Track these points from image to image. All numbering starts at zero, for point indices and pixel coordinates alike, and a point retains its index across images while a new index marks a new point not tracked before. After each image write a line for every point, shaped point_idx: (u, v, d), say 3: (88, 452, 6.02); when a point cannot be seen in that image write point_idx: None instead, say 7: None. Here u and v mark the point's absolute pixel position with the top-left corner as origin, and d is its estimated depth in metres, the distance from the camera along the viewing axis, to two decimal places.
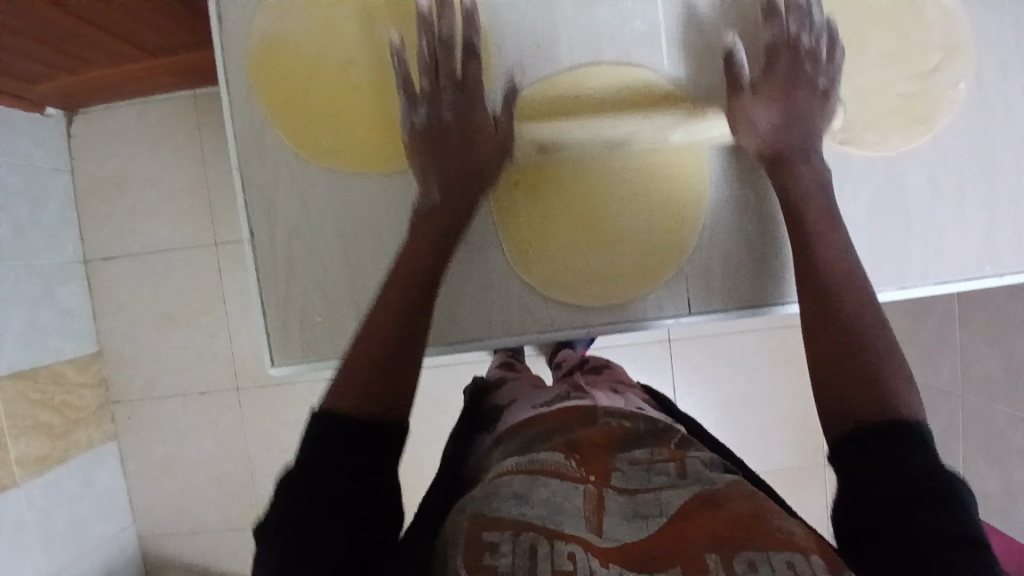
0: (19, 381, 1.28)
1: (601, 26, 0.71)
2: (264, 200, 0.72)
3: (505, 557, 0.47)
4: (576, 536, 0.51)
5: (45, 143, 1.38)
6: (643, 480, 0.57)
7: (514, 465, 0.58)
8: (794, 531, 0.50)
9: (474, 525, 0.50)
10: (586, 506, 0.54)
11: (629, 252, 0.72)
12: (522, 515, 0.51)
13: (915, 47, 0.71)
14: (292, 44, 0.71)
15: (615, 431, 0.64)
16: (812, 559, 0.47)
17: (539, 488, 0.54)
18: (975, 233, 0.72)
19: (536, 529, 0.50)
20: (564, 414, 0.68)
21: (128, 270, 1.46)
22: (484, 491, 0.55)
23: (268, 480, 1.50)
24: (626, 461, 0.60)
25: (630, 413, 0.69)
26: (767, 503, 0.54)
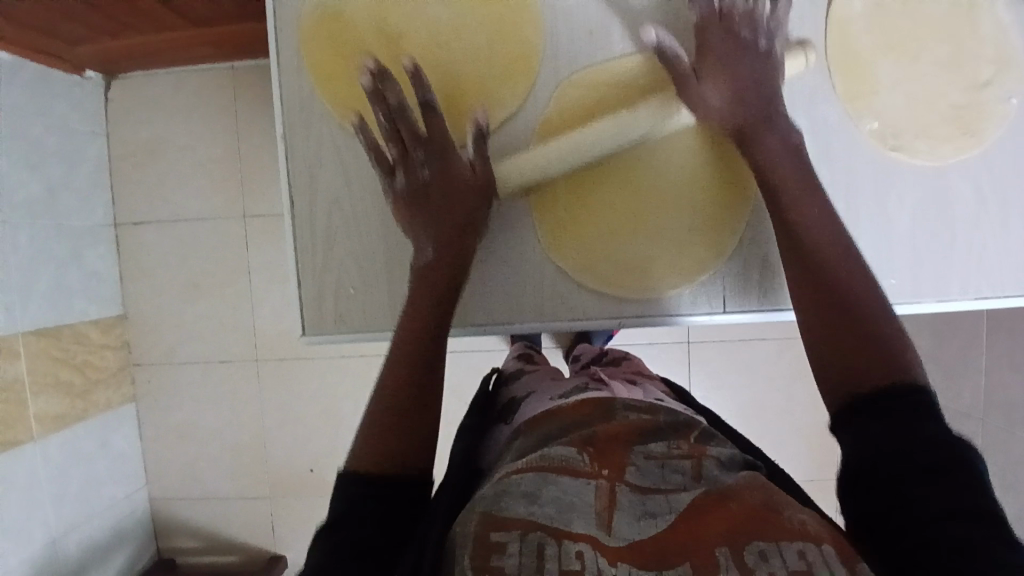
0: (43, 338, 1.30)
1: (656, 14, 0.69)
2: (305, 170, 0.72)
3: (513, 557, 0.46)
4: (587, 535, 0.49)
5: (82, 107, 1.39)
6: (657, 479, 0.57)
7: (524, 463, 0.57)
8: (805, 521, 0.49)
9: (482, 523, 0.49)
10: (598, 504, 0.53)
11: (669, 246, 0.71)
12: (531, 515, 0.50)
13: (971, 57, 0.70)
14: (343, 14, 0.71)
15: (635, 424, 0.63)
16: (824, 546, 0.46)
17: (549, 487, 0.53)
18: (1018, 248, 0.70)
19: (544, 528, 0.49)
20: (582, 406, 0.67)
21: (155, 237, 1.47)
22: (494, 489, 0.53)
23: (280, 453, 1.51)
24: (641, 456, 0.59)
25: (651, 406, 0.69)
26: (778, 496, 0.53)
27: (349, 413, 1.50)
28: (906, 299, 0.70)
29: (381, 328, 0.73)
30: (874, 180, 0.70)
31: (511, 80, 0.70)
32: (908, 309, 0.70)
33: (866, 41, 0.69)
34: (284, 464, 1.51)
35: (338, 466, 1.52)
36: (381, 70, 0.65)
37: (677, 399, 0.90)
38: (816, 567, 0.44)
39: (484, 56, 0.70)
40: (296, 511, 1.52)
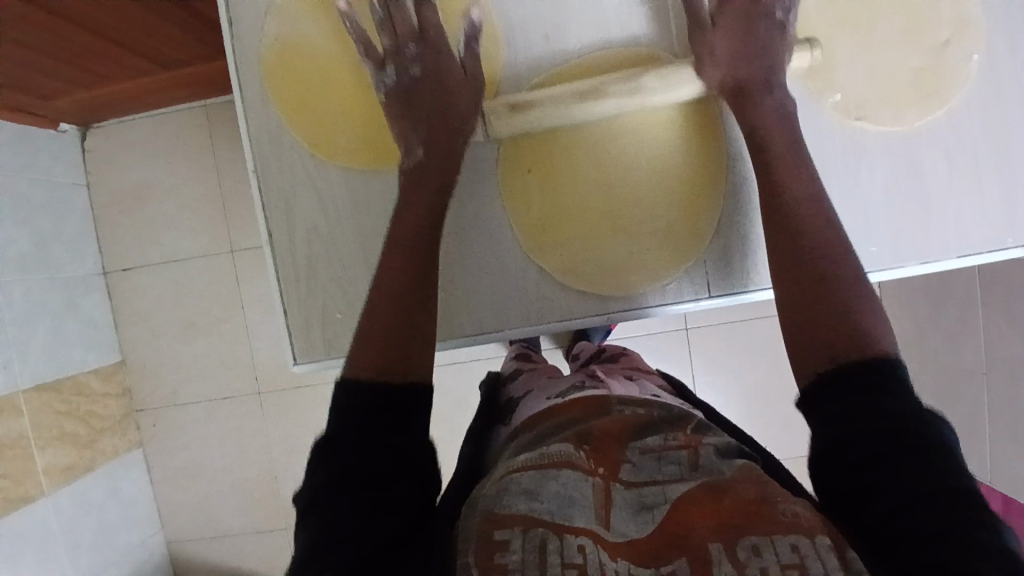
0: (44, 392, 1.30)
1: (608, 15, 0.72)
2: (282, 202, 0.73)
3: (516, 553, 0.47)
4: (586, 530, 0.50)
5: (63, 159, 1.40)
6: (653, 471, 0.57)
7: (523, 459, 0.57)
8: (798, 512, 0.50)
9: (483, 523, 0.50)
10: (595, 501, 0.53)
11: (641, 219, 0.72)
12: (531, 511, 0.51)
13: (931, 20, 0.70)
14: (303, 46, 0.72)
15: (631, 420, 0.64)
16: (817, 539, 0.47)
17: (549, 483, 0.53)
18: (996, 202, 0.71)
19: (546, 525, 0.50)
20: (579, 403, 0.68)
21: (146, 281, 1.48)
22: (494, 487, 0.54)
23: (291, 484, 1.51)
24: (636, 451, 0.60)
25: (645, 401, 0.69)
26: (772, 486, 0.54)
27: None
28: (888, 266, 0.71)
29: None
30: (841, 153, 0.71)
31: None
32: (891, 274, 0.71)
33: (821, 17, 0.70)
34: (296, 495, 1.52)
35: None
36: None
37: (674, 394, 0.90)
38: (809, 561, 0.45)
39: None
40: None
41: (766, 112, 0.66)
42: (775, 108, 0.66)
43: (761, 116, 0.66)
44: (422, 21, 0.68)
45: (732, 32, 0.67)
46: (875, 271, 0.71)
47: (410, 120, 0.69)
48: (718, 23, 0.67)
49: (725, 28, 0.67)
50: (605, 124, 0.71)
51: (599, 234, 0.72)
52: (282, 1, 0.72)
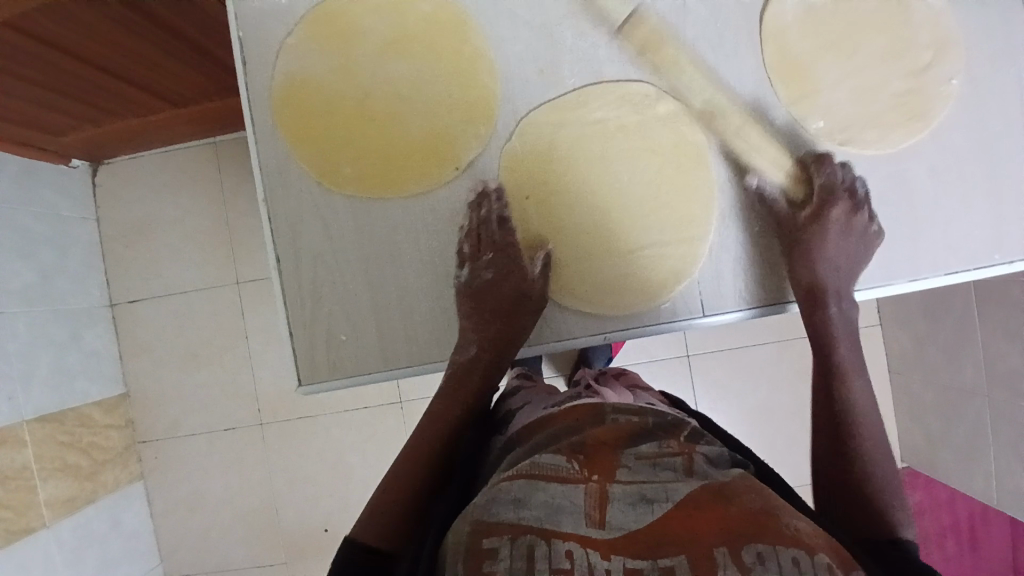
0: (47, 424, 1.31)
1: (600, 48, 0.74)
2: (287, 228, 0.76)
3: (504, 561, 0.51)
4: (574, 534, 0.53)
5: (72, 194, 1.44)
6: (649, 475, 0.60)
7: (516, 469, 0.60)
8: (801, 528, 0.53)
9: (474, 530, 0.54)
10: (587, 504, 0.56)
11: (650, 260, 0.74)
12: (520, 519, 0.54)
13: (905, 47, 0.74)
14: (311, 81, 0.76)
15: (624, 427, 0.66)
16: (816, 556, 0.50)
17: (538, 492, 0.56)
18: (979, 220, 0.73)
19: (534, 531, 0.53)
20: (574, 410, 0.71)
21: (151, 313, 1.51)
22: (485, 495, 0.58)
23: (293, 516, 1.51)
24: (632, 456, 0.62)
25: (639, 409, 0.72)
26: (774, 497, 0.57)
27: (358, 467, 1.50)
28: (877, 284, 0.73)
29: (374, 370, 0.75)
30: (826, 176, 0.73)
31: (472, 122, 0.75)
32: (880, 291, 0.73)
33: (804, 47, 0.74)
34: (297, 527, 1.51)
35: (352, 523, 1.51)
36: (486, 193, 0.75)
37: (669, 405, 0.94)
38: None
39: (445, 104, 0.75)
40: (314, 572, 1.51)
41: (833, 321, 0.68)
42: (841, 320, 0.68)
43: (830, 304, 0.69)
44: (506, 236, 0.74)
45: (824, 236, 0.70)
46: (864, 289, 0.73)
47: (481, 310, 0.71)
48: (815, 225, 0.71)
49: (820, 228, 0.71)
50: (600, 153, 0.74)
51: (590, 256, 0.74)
52: (292, 40, 0.76)
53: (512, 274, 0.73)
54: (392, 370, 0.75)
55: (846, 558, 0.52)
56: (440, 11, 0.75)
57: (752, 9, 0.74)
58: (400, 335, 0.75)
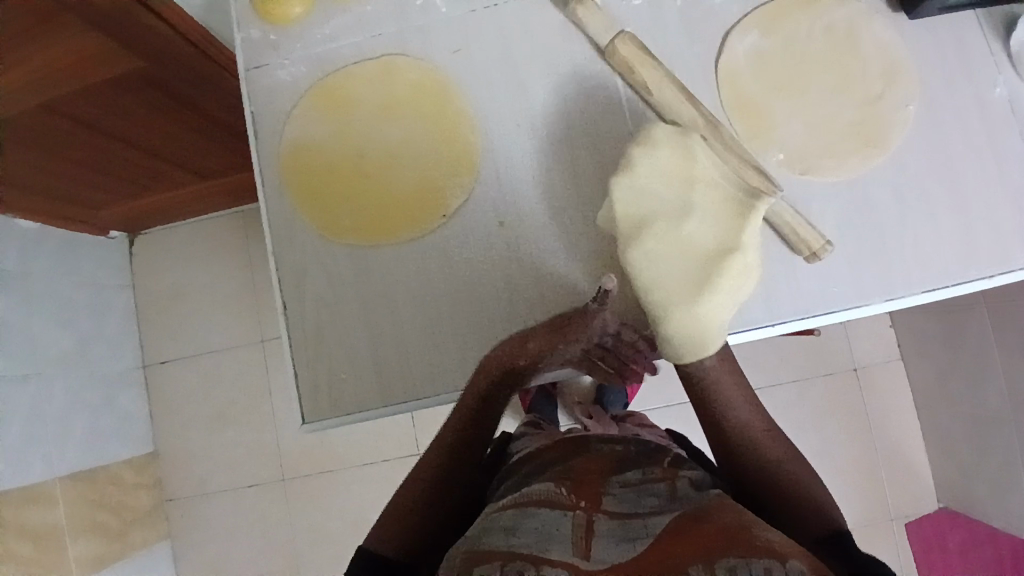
0: (80, 483, 1.36)
1: (572, 103, 0.81)
2: (293, 278, 0.82)
3: None
4: (563, 561, 0.52)
5: (111, 264, 1.55)
6: (634, 503, 0.60)
7: (508, 500, 0.61)
8: (774, 540, 0.51)
9: (468, 560, 0.53)
10: (575, 534, 0.55)
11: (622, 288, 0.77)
12: (510, 546, 0.53)
13: (859, 85, 0.79)
14: (312, 145, 0.84)
15: (608, 458, 0.68)
16: (790, 564, 0.47)
17: (529, 520, 0.56)
18: (950, 236, 0.76)
19: (524, 557, 0.51)
20: (561, 442, 0.72)
21: (181, 373, 1.58)
22: (480, 528, 0.58)
23: (314, 574, 1.51)
24: (617, 485, 0.63)
25: (620, 438, 0.73)
26: (749, 515, 0.56)
27: None
28: (852, 304, 0.75)
29: (372, 406, 0.79)
30: (793, 204, 0.77)
31: (457, 173, 0.81)
32: (856, 311, 0.75)
33: (760, 87, 0.79)
34: None
35: None
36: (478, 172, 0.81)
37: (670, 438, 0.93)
38: None
39: (432, 159, 0.82)
40: None
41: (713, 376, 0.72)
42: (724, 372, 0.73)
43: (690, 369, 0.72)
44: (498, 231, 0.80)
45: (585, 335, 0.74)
46: (839, 310, 0.75)
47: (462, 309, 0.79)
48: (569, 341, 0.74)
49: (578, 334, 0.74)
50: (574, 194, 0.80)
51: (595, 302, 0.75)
52: (296, 110, 0.85)
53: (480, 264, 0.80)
54: (388, 406, 0.79)
55: (821, 568, 0.50)
56: (426, 79, 0.83)
57: (709, 56, 0.80)
58: (395, 371, 0.79)
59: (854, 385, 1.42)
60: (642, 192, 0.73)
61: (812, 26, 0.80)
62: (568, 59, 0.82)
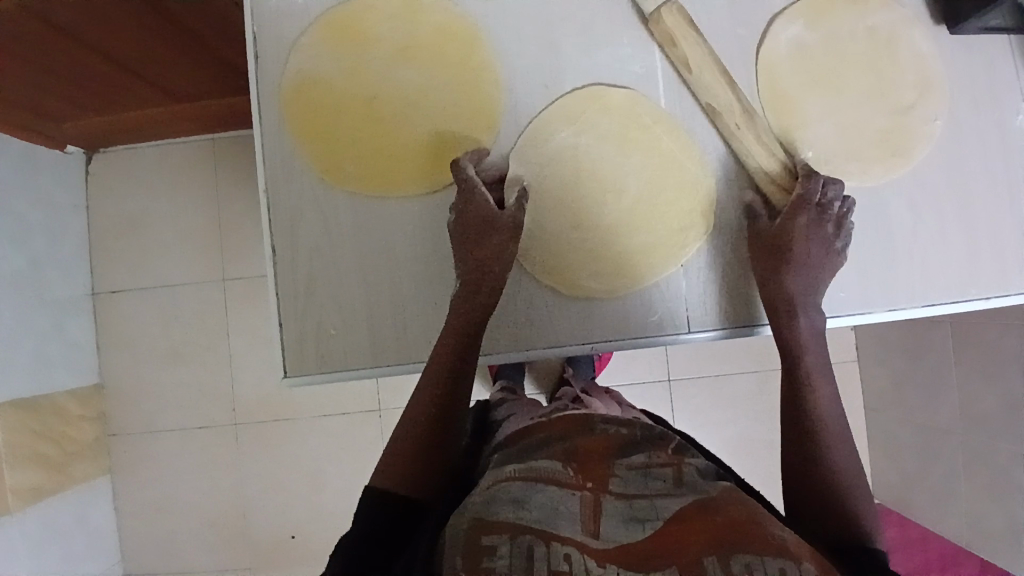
0: (21, 411, 1.28)
1: (602, 70, 0.77)
2: (288, 221, 0.77)
3: (503, 559, 0.48)
4: (572, 539, 0.50)
5: (66, 181, 1.43)
6: (641, 485, 0.58)
7: (513, 471, 0.58)
8: (786, 537, 0.51)
9: (473, 530, 0.51)
10: (582, 513, 0.54)
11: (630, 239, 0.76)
12: (519, 518, 0.51)
13: (892, 89, 0.78)
14: (322, 80, 0.77)
15: (614, 438, 0.64)
16: (804, 564, 0.47)
17: (537, 493, 0.54)
18: (958, 255, 0.77)
19: (532, 532, 0.50)
20: (564, 418, 0.69)
21: (134, 305, 1.49)
22: (481, 497, 0.55)
23: (262, 521, 1.48)
24: (624, 466, 0.60)
25: (627, 421, 0.69)
26: (761, 510, 0.55)
27: (332, 476, 1.49)
28: (857, 311, 0.76)
29: (362, 365, 0.76)
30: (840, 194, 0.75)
31: (475, 130, 0.77)
32: (860, 319, 0.75)
33: (796, 79, 0.77)
34: (266, 533, 1.48)
35: (323, 531, 1.49)
36: (497, 133, 0.77)
37: (650, 418, 0.94)
38: None
39: (451, 111, 0.77)
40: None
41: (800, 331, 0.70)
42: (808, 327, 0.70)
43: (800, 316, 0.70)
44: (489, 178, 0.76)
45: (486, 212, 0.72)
46: (844, 315, 0.76)
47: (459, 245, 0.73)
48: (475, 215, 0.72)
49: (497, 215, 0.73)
50: (601, 167, 0.76)
51: (582, 258, 0.76)
52: (306, 39, 0.78)
53: (471, 204, 0.73)
54: (379, 366, 0.76)
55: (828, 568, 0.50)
56: (452, 24, 0.78)
57: (749, 42, 0.77)
58: (390, 330, 0.76)
59: None
60: (587, 140, 0.76)
61: (855, 25, 0.78)
62: (603, 24, 0.78)
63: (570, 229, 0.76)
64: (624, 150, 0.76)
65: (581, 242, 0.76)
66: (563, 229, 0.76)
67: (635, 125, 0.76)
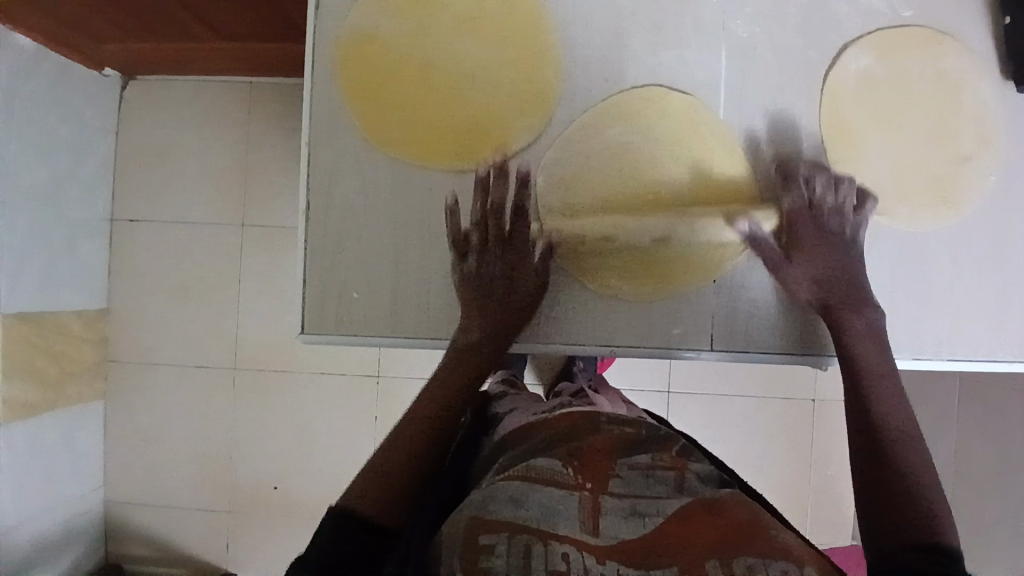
0: (24, 324, 1.28)
1: (664, 72, 0.76)
2: (325, 178, 0.76)
3: (500, 558, 0.49)
4: (570, 537, 0.52)
5: (99, 103, 1.43)
6: (642, 487, 0.57)
7: (512, 470, 0.58)
8: (788, 540, 0.53)
9: (470, 528, 0.52)
10: (581, 513, 0.54)
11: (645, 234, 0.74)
12: (516, 518, 0.52)
13: (952, 136, 0.76)
14: (380, 40, 0.76)
15: (621, 436, 0.64)
16: (806, 569, 0.49)
17: (535, 492, 0.54)
18: (992, 313, 0.76)
19: (530, 531, 0.51)
20: (568, 416, 0.69)
21: (150, 236, 1.49)
22: (480, 493, 0.55)
23: (246, 467, 1.49)
24: (625, 466, 0.59)
25: (632, 419, 0.69)
26: (763, 511, 0.57)
27: (321, 433, 1.49)
28: None
29: (380, 333, 0.76)
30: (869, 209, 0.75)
31: (528, 114, 0.76)
32: None
33: (858, 112, 0.76)
34: (249, 479, 1.50)
35: (305, 486, 1.50)
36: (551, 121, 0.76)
37: (654, 419, 0.95)
38: None
39: (506, 91, 0.76)
40: (253, 528, 1.50)
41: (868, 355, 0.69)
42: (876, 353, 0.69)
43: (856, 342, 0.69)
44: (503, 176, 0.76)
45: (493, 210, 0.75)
46: None
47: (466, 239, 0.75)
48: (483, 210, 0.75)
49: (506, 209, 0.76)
50: (649, 168, 0.75)
51: (613, 262, 0.75)
52: None
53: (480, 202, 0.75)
54: (398, 336, 0.76)
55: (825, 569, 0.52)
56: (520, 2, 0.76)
57: (816, 68, 0.76)
58: (414, 303, 0.76)
59: (811, 415, 1.44)
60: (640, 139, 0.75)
61: (926, 65, 0.76)
62: (672, 25, 0.76)
63: (602, 225, 0.74)
64: (671, 154, 0.75)
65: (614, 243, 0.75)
66: (591, 226, 0.75)
67: (685, 138, 0.75)
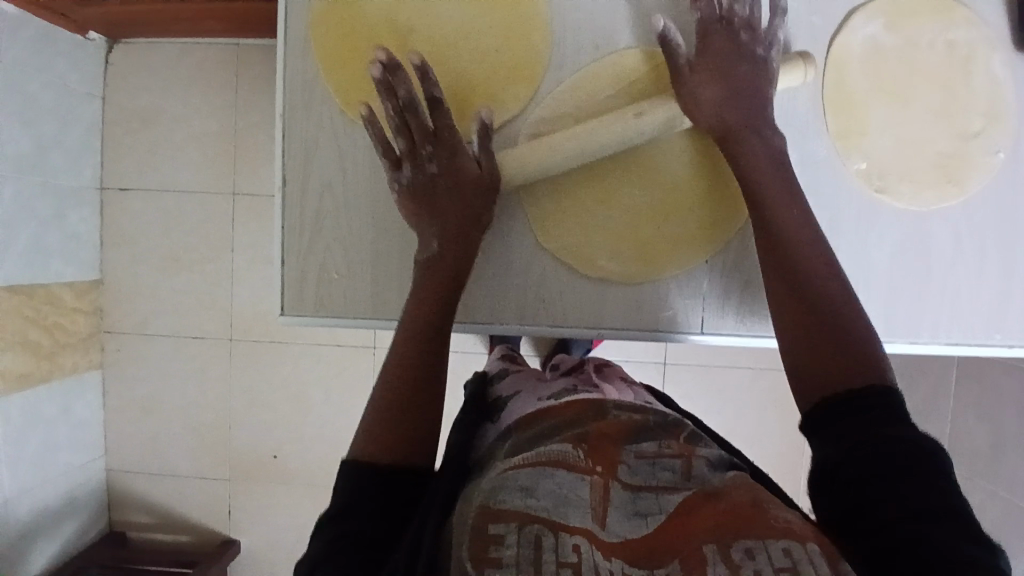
0: (16, 295, 1.27)
1: (659, 38, 0.71)
2: (302, 152, 0.73)
3: (511, 549, 0.45)
4: (580, 529, 0.48)
5: (82, 67, 1.38)
6: (649, 474, 0.54)
7: (519, 458, 0.54)
8: (790, 520, 0.48)
9: (481, 516, 0.48)
10: (592, 500, 0.51)
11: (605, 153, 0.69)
12: (528, 507, 0.48)
13: (962, 109, 0.72)
14: (358, 4, 0.72)
15: (627, 424, 0.60)
16: (808, 546, 0.45)
17: (545, 479, 0.51)
18: (993, 297, 0.73)
19: (541, 521, 0.48)
20: (574, 403, 0.66)
21: (140, 204, 1.46)
22: (490, 480, 0.52)
23: (244, 436, 1.50)
24: (633, 454, 0.56)
25: (640, 407, 0.66)
26: (764, 494, 0.52)
27: (318, 402, 1.49)
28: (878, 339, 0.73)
29: (360, 315, 0.74)
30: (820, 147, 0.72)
31: (514, 84, 0.72)
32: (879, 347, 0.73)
33: (864, 83, 0.72)
34: (247, 447, 1.50)
35: (302, 454, 1.51)
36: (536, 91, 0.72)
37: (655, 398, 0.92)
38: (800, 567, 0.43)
39: (492, 59, 0.72)
40: (253, 494, 1.51)
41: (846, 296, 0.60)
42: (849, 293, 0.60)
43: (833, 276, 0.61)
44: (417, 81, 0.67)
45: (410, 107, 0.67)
46: None
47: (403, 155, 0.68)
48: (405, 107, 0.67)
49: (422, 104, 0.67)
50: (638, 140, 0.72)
51: (601, 241, 0.73)
52: None
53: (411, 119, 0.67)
54: (377, 319, 0.74)
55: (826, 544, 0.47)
56: None
57: (821, 36, 0.71)
58: (394, 285, 0.74)
59: None
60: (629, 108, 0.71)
61: (936, 35, 0.71)
62: None
63: (592, 202, 0.73)
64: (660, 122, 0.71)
65: (601, 223, 0.73)
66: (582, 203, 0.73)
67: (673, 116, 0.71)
